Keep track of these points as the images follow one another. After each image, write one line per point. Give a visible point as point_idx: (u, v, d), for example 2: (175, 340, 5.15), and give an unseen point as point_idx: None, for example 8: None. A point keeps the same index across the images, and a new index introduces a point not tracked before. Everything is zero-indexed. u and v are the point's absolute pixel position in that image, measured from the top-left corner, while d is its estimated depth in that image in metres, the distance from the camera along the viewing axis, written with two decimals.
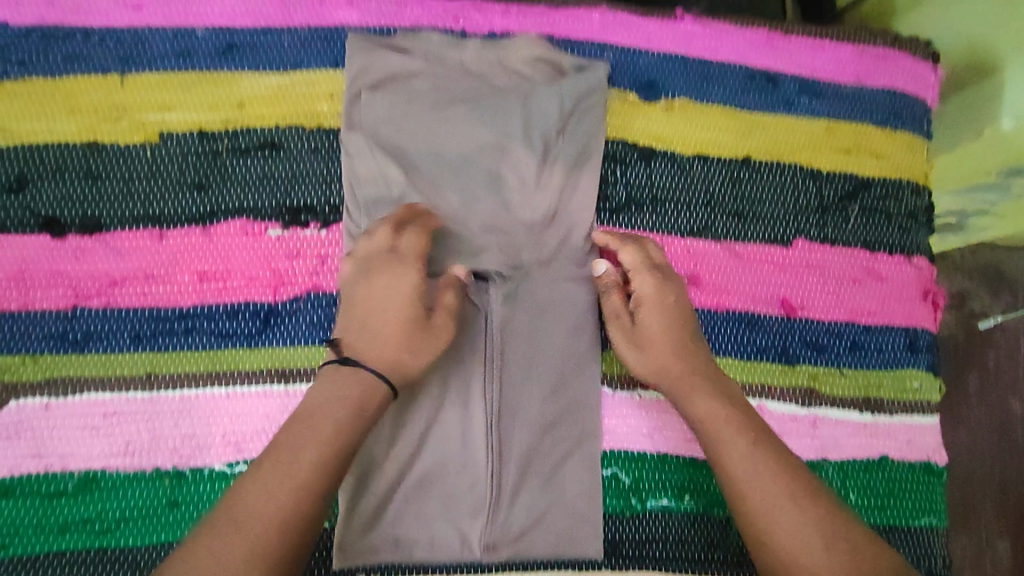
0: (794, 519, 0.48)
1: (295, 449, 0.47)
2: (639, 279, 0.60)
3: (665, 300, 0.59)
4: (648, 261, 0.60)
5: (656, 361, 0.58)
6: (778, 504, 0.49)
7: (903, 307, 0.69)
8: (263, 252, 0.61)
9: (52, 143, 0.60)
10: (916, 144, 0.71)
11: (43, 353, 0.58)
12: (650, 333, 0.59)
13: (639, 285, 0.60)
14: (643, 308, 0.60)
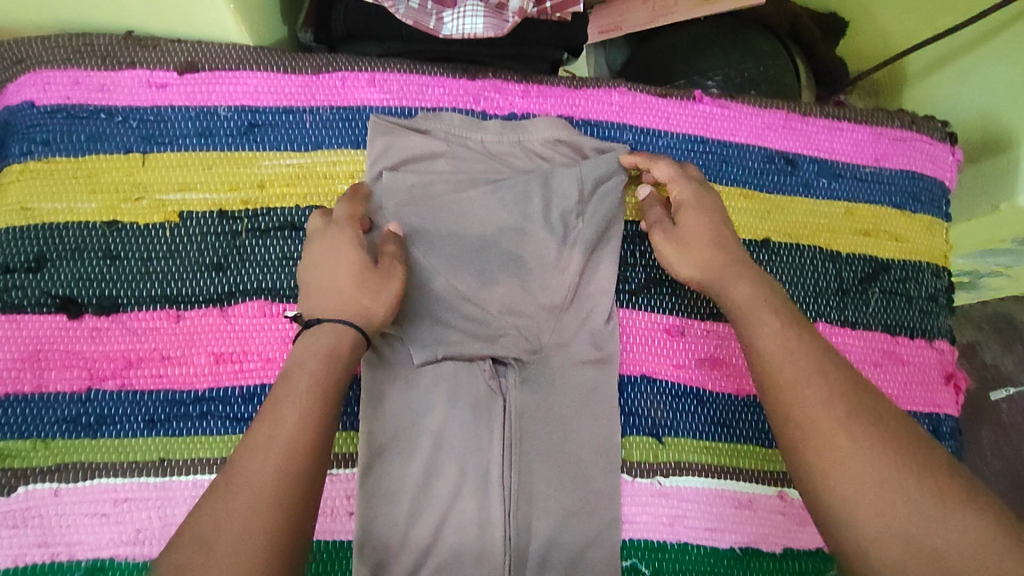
0: (846, 455, 0.45)
1: (293, 407, 0.46)
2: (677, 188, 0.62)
3: (705, 206, 0.61)
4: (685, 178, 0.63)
5: (693, 257, 0.59)
6: (838, 447, 0.45)
7: (927, 392, 0.68)
8: (280, 334, 0.60)
9: (72, 222, 0.61)
10: (934, 226, 0.71)
11: (54, 437, 0.57)
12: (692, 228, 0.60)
13: (678, 192, 0.62)
14: (682, 210, 0.61)
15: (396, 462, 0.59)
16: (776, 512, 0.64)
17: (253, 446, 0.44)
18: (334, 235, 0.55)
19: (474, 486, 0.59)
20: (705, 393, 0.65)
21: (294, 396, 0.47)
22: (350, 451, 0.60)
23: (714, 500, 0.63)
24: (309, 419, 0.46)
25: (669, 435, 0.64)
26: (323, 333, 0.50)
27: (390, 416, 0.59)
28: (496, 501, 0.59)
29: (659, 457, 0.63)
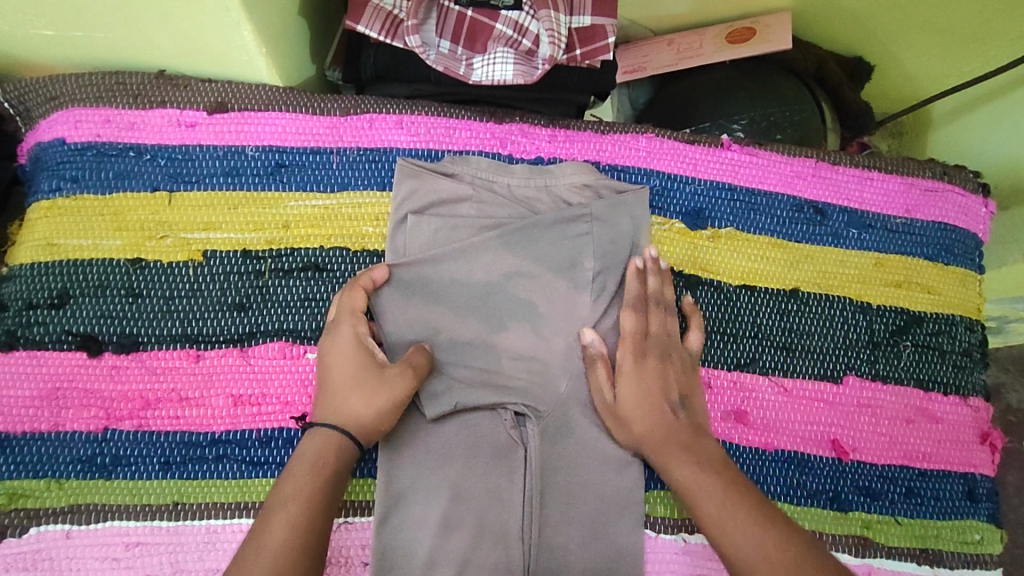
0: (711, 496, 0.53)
1: (283, 514, 0.48)
2: (654, 319, 0.61)
3: (646, 380, 0.59)
4: (636, 334, 0.60)
5: (637, 430, 0.58)
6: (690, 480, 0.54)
7: (962, 451, 0.65)
8: (300, 376, 0.60)
9: (97, 259, 0.61)
10: (968, 279, 0.70)
11: (68, 478, 0.56)
12: (630, 408, 0.58)
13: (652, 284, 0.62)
14: (625, 386, 0.59)
15: (411, 515, 0.57)
16: None
17: (245, 557, 0.46)
18: (336, 339, 0.56)
19: (494, 539, 0.57)
20: (731, 447, 0.62)
21: (280, 508, 0.49)
22: (366, 498, 0.59)
23: None
24: (298, 524, 0.48)
25: None
26: (321, 437, 0.53)
27: (410, 464, 0.58)
28: (516, 555, 0.58)
29: (684, 512, 0.61)
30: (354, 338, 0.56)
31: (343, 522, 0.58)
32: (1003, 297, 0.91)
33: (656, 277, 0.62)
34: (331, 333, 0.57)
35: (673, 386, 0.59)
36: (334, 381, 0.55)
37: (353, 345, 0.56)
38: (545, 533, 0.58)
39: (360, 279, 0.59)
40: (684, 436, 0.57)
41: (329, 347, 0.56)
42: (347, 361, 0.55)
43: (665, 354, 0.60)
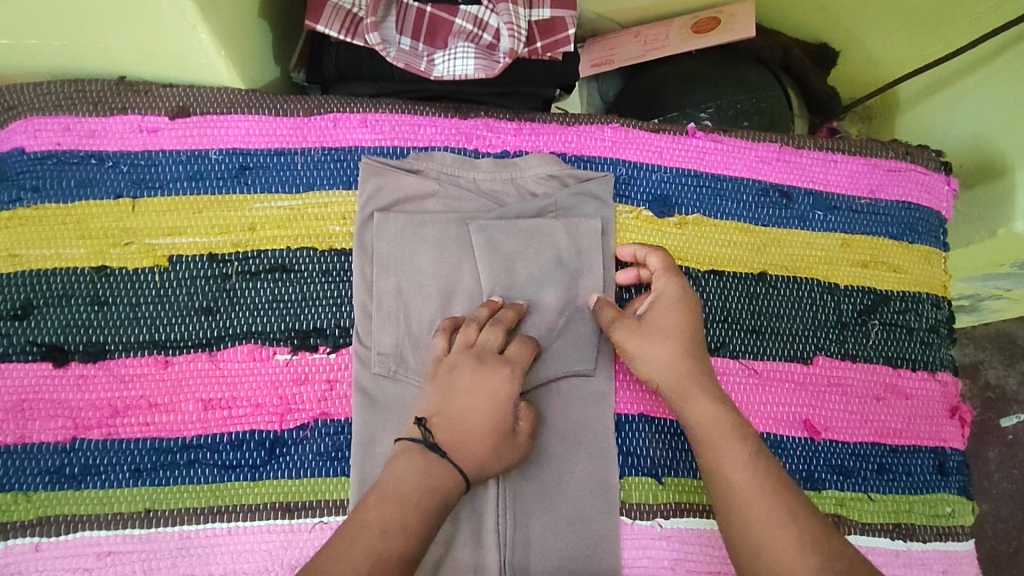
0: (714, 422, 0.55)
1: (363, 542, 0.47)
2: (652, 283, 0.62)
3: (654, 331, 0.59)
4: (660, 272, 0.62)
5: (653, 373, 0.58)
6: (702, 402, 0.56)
7: (932, 426, 0.66)
8: (270, 377, 0.59)
9: (62, 268, 0.60)
10: (933, 256, 0.71)
11: (36, 489, 0.55)
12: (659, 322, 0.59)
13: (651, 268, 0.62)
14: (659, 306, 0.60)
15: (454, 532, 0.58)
16: None
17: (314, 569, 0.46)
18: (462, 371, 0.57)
19: (467, 531, 0.58)
20: None
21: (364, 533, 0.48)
22: (340, 497, 0.58)
23: (718, 542, 0.61)
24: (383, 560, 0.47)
25: (668, 475, 0.62)
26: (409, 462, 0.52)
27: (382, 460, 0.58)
28: (488, 546, 0.58)
29: (659, 498, 0.62)
30: (506, 377, 0.57)
31: (319, 521, 0.57)
32: (975, 276, 0.94)
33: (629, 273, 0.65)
34: (449, 372, 0.57)
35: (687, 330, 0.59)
36: (472, 424, 0.55)
37: (502, 393, 0.56)
38: (521, 521, 0.59)
39: (503, 320, 0.60)
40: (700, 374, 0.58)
41: (462, 380, 0.56)
42: (485, 403, 0.55)
43: (671, 307, 0.60)
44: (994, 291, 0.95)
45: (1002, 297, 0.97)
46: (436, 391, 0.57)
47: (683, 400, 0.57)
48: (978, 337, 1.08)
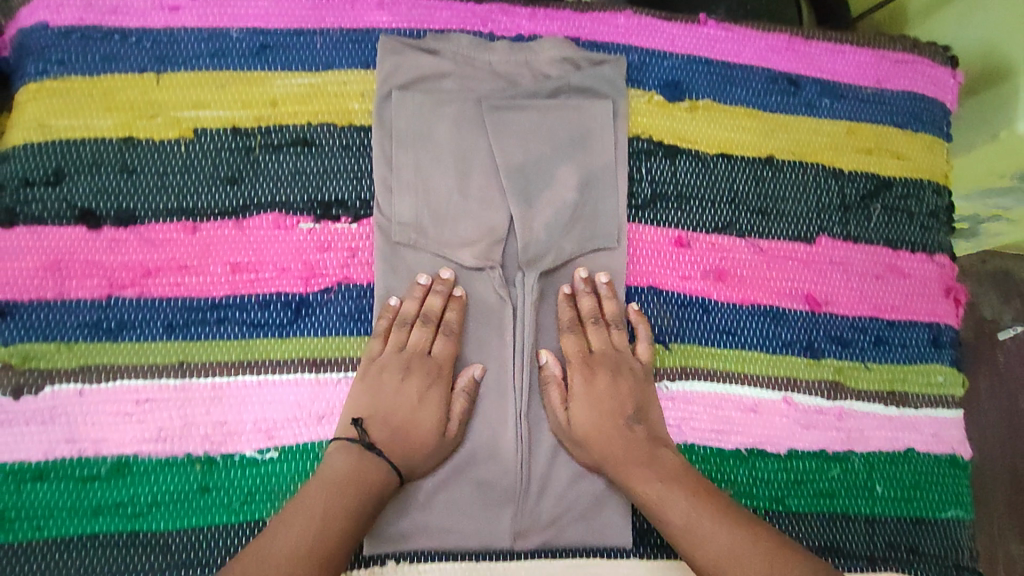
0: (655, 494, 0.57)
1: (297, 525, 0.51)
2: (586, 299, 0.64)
3: (595, 393, 0.61)
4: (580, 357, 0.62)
5: (580, 417, 0.60)
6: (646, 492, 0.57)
7: (928, 303, 0.69)
8: (295, 245, 0.62)
9: (90, 138, 0.62)
10: (936, 146, 0.72)
11: (76, 341, 0.58)
12: (578, 374, 0.61)
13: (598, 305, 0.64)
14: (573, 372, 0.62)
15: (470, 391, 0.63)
16: (781, 415, 0.65)
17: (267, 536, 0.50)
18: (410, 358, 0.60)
19: (490, 408, 0.62)
20: (710, 304, 0.66)
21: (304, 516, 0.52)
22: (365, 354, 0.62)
23: (720, 405, 0.65)
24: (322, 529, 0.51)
25: (674, 341, 0.65)
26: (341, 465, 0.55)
27: None
28: (511, 422, 0.62)
29: (666, 362, 0.65)
30: (435, 379, 0.60)
31: (344, 376, 0.61)
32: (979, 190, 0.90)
33: (586, 295, 0.64)
34: (379, 374, 0.59)
35: (627, 399, 0.61)
36: (406, 445, 0.57)
37: (430, 398, 0.59)
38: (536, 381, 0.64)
39: (431, 314, 0.61)
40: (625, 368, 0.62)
41: (391, 387, 0.59)
42: (409, 420, 0.58)
43: (617, 367, 0.62)
44: (994, 209, 0.92)
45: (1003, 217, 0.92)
46: (363, 389, 0.59)
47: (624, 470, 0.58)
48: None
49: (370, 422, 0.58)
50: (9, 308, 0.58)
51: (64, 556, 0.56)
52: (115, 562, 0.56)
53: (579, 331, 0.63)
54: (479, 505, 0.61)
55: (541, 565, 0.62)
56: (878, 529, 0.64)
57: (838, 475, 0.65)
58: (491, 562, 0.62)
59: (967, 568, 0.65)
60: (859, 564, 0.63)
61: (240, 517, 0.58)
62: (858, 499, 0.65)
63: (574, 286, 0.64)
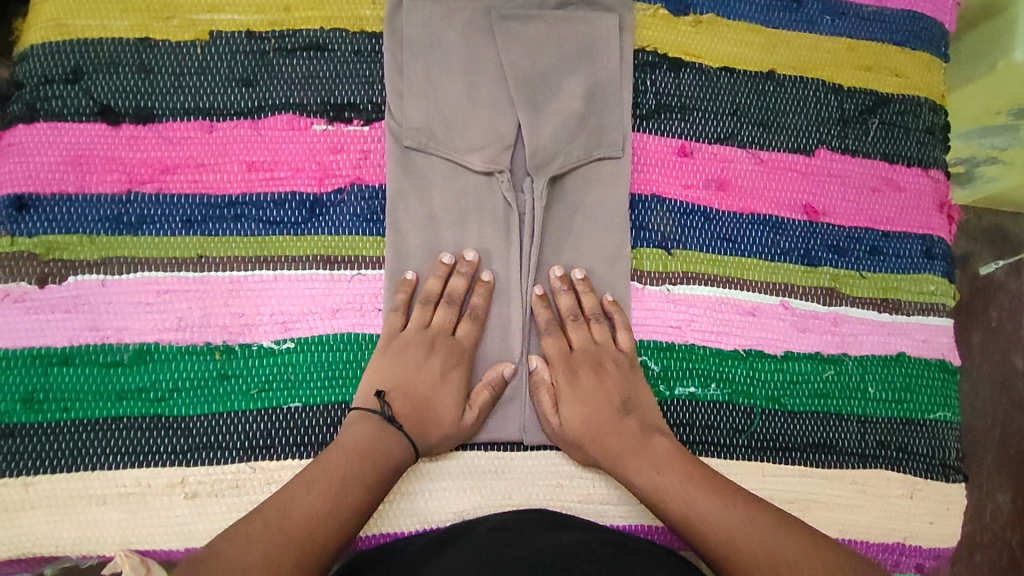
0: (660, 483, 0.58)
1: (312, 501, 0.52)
2: (563, 297, 0.64)
3: (580, 394, 0.61)
4: (563, 358, 0.63)
5: (569, 421, 0.61)
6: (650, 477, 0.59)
7: (922, 216, 0.71)
8: (309, 145, 0.64)
9: (107, 38, 0.63)
10: (933, 65, 0.74)
11: (98, 234, 0.60)
12: (563, 375, 0.62)
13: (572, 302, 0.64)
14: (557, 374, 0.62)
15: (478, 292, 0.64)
16: (778, 318, 0.67)
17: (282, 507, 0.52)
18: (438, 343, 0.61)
19: (501, 309, 0.64)
20: (712, 212, 0.68)
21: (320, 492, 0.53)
22: (375, 254, 0.63)
23: (719, 308, 0.67)
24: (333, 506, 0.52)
25: (677, 248, 0.67)
26: (365, 429, 0.57)
27: (413, 221, 0.64)
28: (518, 321, 0.64)
29: (669, 267, 0.67)
30: (458, 362, 0.61)
31: (356, 274, 0.63)
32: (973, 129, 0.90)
33: (562, 294, 0.64)
34: (403, 348, 0.61)
35: (612, 393, 0.62)
36: (429, 415, 0.59)
37: (453, 378, 0.61)
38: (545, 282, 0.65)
39: (456, 295, 0.62)
40: (608, 363, 0.63)
41: (416, 360, 0.60)
42: (431, 396, 0.60)
43: (598, 364, 0.63)
44: (989, 151, 0.92)
45: (996, 162, 0.93)
46: (389, 360, 0.60)
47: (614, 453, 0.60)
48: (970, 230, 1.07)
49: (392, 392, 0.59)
50: (32, 200, 0.60)
51: (90, 436, 0.58)
52: (138, 444, 0.58)
53: (559, 331, 0.64)
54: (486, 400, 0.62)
55: (549, 457, 0.63)
56: (870, 429, 0.67)
57: (833, 376, 0.67)
58: (502, 453, 0.63)
59: (951, 467, 0.68)
60: (850, 460, 0.66)
61: (257, 404, 0.60)
62: (851, 399, 0.67)
63: (551, 285, 0.64)
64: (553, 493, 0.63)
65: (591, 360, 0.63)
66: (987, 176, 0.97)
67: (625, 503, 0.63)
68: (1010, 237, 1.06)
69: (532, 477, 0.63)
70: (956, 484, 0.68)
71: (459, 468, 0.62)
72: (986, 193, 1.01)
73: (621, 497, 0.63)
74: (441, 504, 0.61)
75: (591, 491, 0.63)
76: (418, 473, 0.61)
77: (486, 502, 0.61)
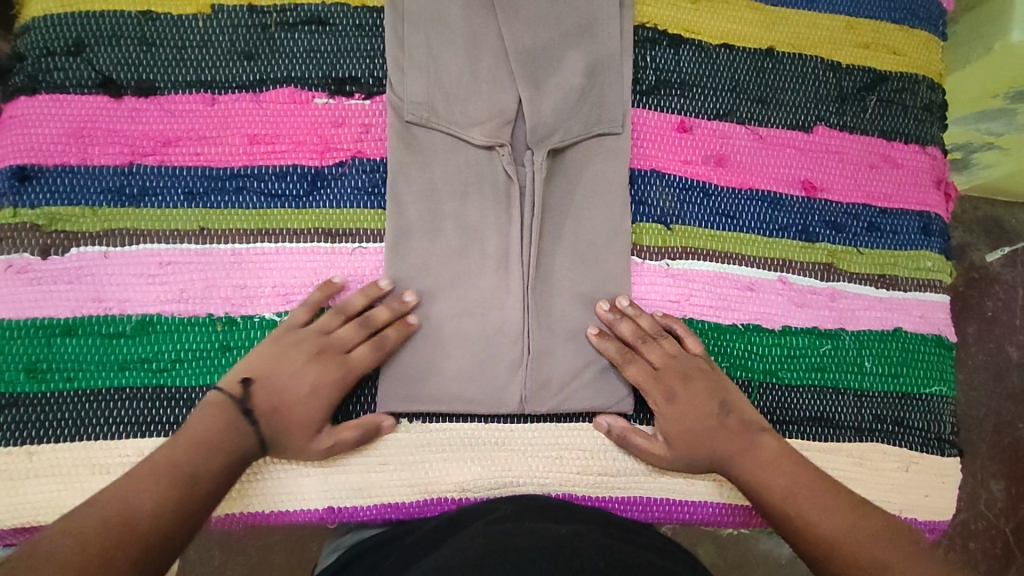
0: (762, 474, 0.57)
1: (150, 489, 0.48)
2: (623, 324, 0.63)
3: (689, 413, 0.60)
4: (654, 380, 0.62)
5: (687, 450, 0.60)
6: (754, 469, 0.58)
7: (919, 193, 0.72)
8: (310, 119, 0.64)
9: (109, 10, 0.63)
10: (931, 43, 0.74)
11: (100, 206, 0.61)
12: (659, 400, 0.61)
13: (635, 329, 0.63)
14: (656, 400, 0.61)
15: (475, 264, 0.64)
16: (777, 293, 0.68)
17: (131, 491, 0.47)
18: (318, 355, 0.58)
19: (500, 282, 0.63)
20: (711, 188, 0.69)
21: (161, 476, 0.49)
22: (375, 227, 0.63)
23: (717, 283, 0.67)
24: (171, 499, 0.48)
25: (676, 223, 0.68)
26: (211, 422, 0.53)
27: (413, 196, 0.64)
28: (518, 295, 0.63)
29: (668, 243, 0.67)
30: (333, 380, 0.58)
31: (358, 247, 0.63)
32: (968, 116, 0.91)
33: (623, 323, 0.63)
34: (290, 345, 0.58)
35: (709, 401, 0.61)
36: (293, 421, 0.56)
37: (320, 394, 0.57)
38: (547, 254, 0.65)
39: (373, 321, 0.60)
40: (693, 373, 0.62)
41: (294, 363, 0.57)
42: (294, 405, 0.56)
43: (686, 374, 0.62)
44: (986, 137, 0.92)
45: (993, 147, 0.94)
46: (270, 353, 0.57)
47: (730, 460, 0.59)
48: (967, 221, 1.08)
49: (258, 384, 0.56)
50: (34, 171, 0.60)
51: (93, 407, 0.58)
52: (141, 415, 0.59)
53: (635, 355, 0.62)
54: (476, 372, 0.62)
55: (548, 428, 0.64)
56: (866, 403, 0.68)
57: (830, 350, 0.68)
58: (501, 425, 0.63)
59: (946, 440, 0.69)
60: (847, 433, 0.67)
61: None
62: (848, 374, 0.68)
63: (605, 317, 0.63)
64: (552, 465, 0.63)
65: (680, 375, 0.61)
66: (982, 163, 0.98)
67: (624, 475, 0.64)
68: (1006, 228, 1.07)
69: (532, 449, 0.63)
70: (951, 458, 0.69)
71: (460, 440, 0.62)
72: (983, 180, 1.02)
73: (620, 469, 0.64)
74: (441, 475, 0.62)
75: (591, 462, 0.63)
76: (419, 443, 0.62)
77: (486, 473, 0.62)
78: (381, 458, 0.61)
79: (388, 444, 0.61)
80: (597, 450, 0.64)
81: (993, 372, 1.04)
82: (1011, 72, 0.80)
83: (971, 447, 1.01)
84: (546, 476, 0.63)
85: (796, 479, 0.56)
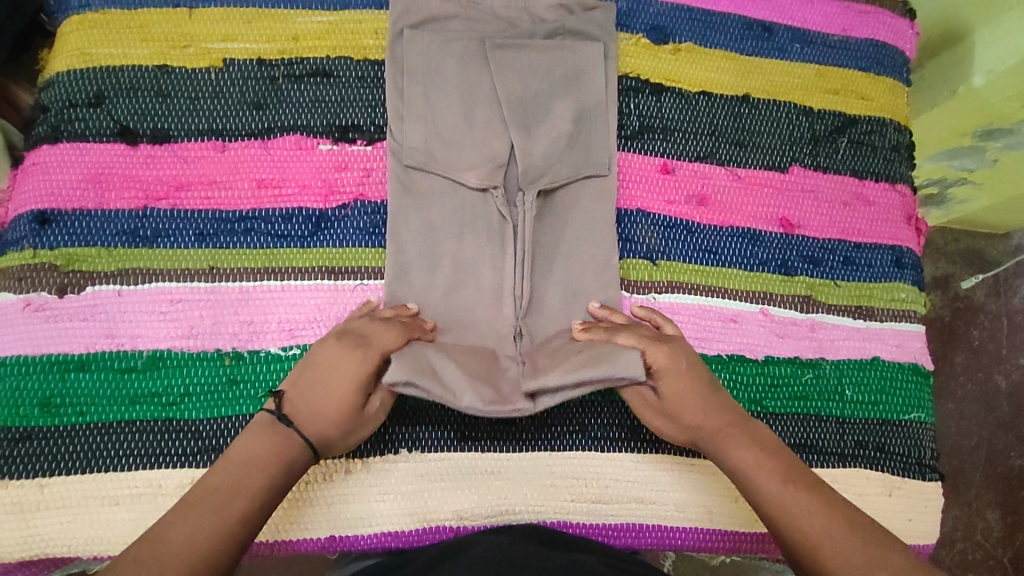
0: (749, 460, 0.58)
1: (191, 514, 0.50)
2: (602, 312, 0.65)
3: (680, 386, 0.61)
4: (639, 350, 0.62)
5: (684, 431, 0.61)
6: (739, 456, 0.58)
7: (890, 228, 0.76)
8: (315, 164, 0.68)
9: (127, 66, 0.67)
10: (896, 89, 0.79)
11: (115, 246, 0.64)
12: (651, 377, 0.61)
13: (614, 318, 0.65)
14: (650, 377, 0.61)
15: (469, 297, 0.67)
16: (758, 325, 0.71)
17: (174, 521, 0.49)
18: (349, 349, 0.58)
19: (494, 316, 0.67)
20: (694, 225, 0.73)
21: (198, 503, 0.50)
22: (376, 265, 0.67)
23: (702, 315, 0.71)
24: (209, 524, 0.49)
25: (661, 258, 0.71)
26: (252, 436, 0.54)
27: (411, 234, 0.67)
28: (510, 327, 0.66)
29: (654, 277, 0.71)
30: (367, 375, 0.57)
31: (359, 284, 0.66)
32: (940, 154, 0.96)
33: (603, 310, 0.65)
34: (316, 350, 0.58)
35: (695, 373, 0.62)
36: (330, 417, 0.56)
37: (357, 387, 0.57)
38: (538, 288, 0.68)
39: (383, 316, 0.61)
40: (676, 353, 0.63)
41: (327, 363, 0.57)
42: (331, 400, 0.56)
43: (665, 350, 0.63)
44: (959, 173, 0.97)
45: (967, 183, 0.98)
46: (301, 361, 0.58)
47: (715, 444, 0.59)
48: (948, 254, 1.12)
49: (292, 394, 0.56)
50: (53, 216, 0.64)
51: (104, 439, 0.60)
52: (150, 447, 0.61)
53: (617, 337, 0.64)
54: None
55: (543, 457, 0.66)
56: (848, 429, 0.70)
57: (811, 379, 0.71)
58: (496, 454, 0.65)
59: (927, 465, 0.72)
60: (831, 459, 0.69)
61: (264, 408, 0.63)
62: (830, 401, 0.71)
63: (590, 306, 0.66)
64: (546, 493, 0.65)
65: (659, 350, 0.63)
66: (959, 198, 1.03)
67: (616, 502, 0.66)
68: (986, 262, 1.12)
69: (527, 477, 0.65)
70: (933, 482, 0.71)
71: (457, 470, 0.64)
72: (961, 214, 1.07)
73: (613, 496, 0.66)
74: (439, 503, 0.64)
75: (584, 489, 0.66)
76: (418, 473, 0.64)
77: (483, 501, 0.64)
78: (381, 488, 0.63)
79: (388, 474, 0.63)
80: (588, 477, 0.66)
81: (985, 402, 1.07)
82: (981, 112, 0.85)
83: (963, 475, 1.04)
84: (541, 503, 0.65)
85: (777, 470, 0.57)
